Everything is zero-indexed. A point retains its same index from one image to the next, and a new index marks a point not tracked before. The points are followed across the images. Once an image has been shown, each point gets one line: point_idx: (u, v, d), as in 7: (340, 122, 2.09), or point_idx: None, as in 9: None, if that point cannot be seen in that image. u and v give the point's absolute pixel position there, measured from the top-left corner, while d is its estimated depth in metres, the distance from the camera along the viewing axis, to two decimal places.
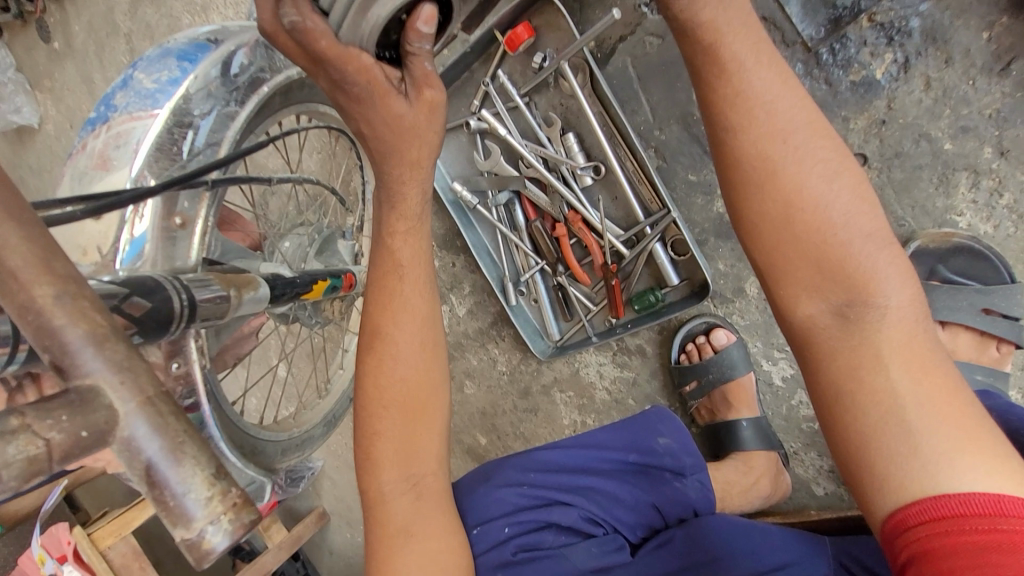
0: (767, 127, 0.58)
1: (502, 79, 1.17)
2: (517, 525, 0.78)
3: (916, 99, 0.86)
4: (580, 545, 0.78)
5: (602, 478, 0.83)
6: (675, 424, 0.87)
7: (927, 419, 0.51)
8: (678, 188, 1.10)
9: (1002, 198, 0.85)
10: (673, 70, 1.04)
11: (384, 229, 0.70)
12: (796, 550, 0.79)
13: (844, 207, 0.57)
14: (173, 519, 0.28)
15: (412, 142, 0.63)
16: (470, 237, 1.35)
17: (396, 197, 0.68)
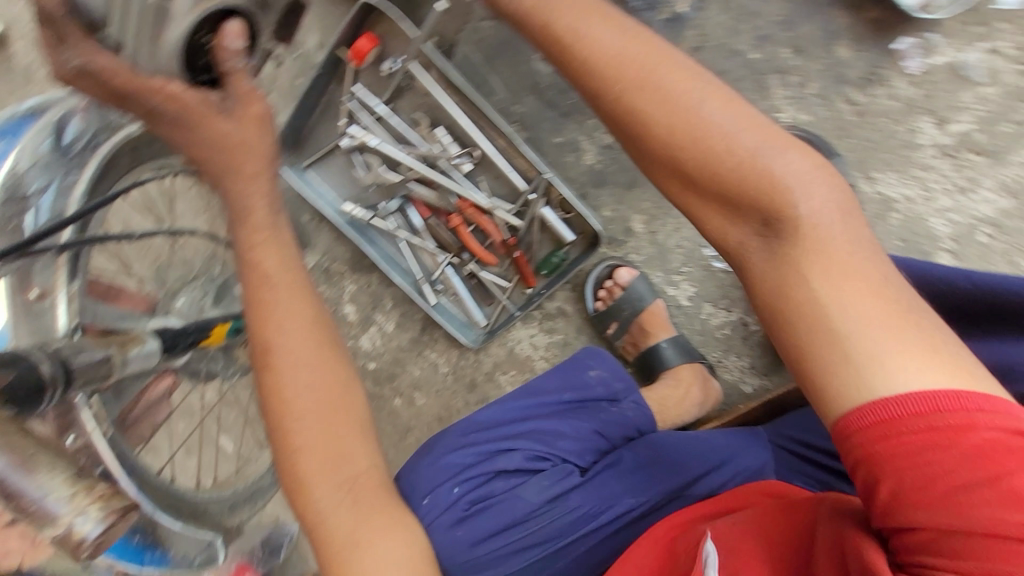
0: (641, 72, 0.58)
1: (360, 93, 1.19)
2: (467, 482, 0.82)
3: (718, 21, 0.97)
4: (530, 482, 0.82)
5: (543, 421, 0.87)
6: (600, 357, 0.95)
7: (874, 321, 0.51)
8: (549, 152, 1.16)
9: (809, 88, 0.96)
10: (513, 47, 1.11)
11: (243, 244, 0.71)
12: (731, 447, 0.91)
13: (733, 132, 0.57)
14: (42, 521, 0.37)
15: (246, 157, 0.66)
16: (374, 250, 1.35)
17: (244, 212, 0.69)
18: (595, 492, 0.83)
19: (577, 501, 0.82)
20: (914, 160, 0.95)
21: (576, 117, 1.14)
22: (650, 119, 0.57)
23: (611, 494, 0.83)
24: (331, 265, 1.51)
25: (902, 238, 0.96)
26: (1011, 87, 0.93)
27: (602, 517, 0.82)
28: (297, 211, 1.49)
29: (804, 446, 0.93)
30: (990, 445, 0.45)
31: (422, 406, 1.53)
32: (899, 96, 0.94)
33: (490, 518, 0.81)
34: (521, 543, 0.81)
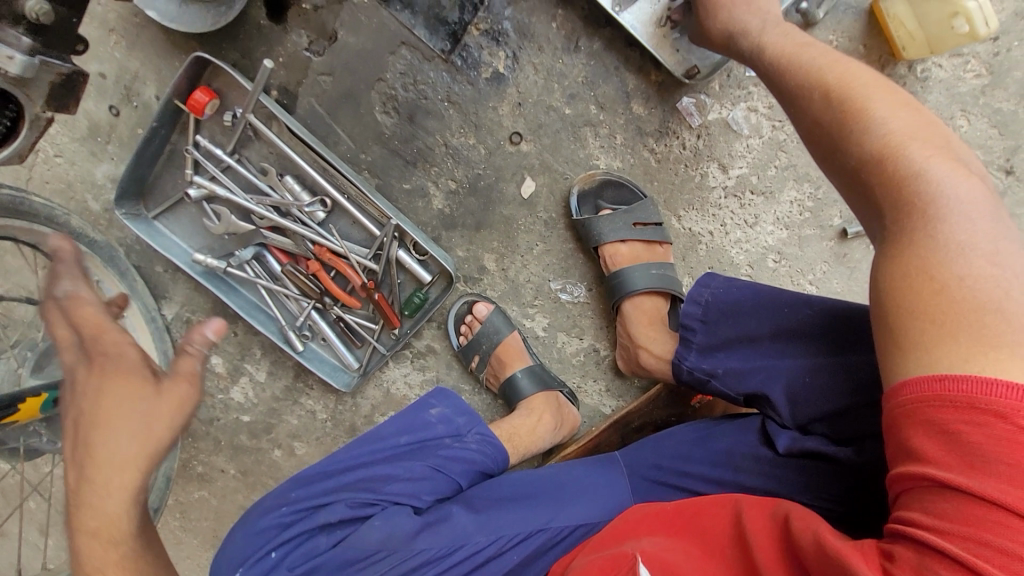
0: (832, 65, 0.72)
1: (203, 143, 1.18)
2: (284, 544, 0.84)
3: (533, 81, 1.08)
4: (356, 531, 0.84)
5: (375, 467, 0.88)
6: (445, 394, 0.97)
7: (979, 275, 0.55)
8: (399, 198, 1.19)
9: (617, 139, 1.08)
10: (352, 100, 1.14)
11: (94, 485, 0.62)
12: (588, 480, 0.92)
13: (906, 116, 0.65)
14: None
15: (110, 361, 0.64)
16: (234, 300, 1.32)
17: (107, 454, 0.62)
18: (444, 533, 0.84)
19: (419, 544, 0.83)
20: (709, 200, 1.09)
21: (421, 164, 1.17)
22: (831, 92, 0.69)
23: (459, 535, 0.84)
24: (193, 316, 1.46)
25: (708, 265, 1.12)
26: (768, 139, 1.05)
27: (453, 555, 0.83)
28: (149, 262, 1.40)
29: (660, 472, 0.91)
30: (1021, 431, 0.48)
31: (302, 455, 1.53)
32: (687, 147, 1.07)
33: (322, 574, 0.83)
34: None
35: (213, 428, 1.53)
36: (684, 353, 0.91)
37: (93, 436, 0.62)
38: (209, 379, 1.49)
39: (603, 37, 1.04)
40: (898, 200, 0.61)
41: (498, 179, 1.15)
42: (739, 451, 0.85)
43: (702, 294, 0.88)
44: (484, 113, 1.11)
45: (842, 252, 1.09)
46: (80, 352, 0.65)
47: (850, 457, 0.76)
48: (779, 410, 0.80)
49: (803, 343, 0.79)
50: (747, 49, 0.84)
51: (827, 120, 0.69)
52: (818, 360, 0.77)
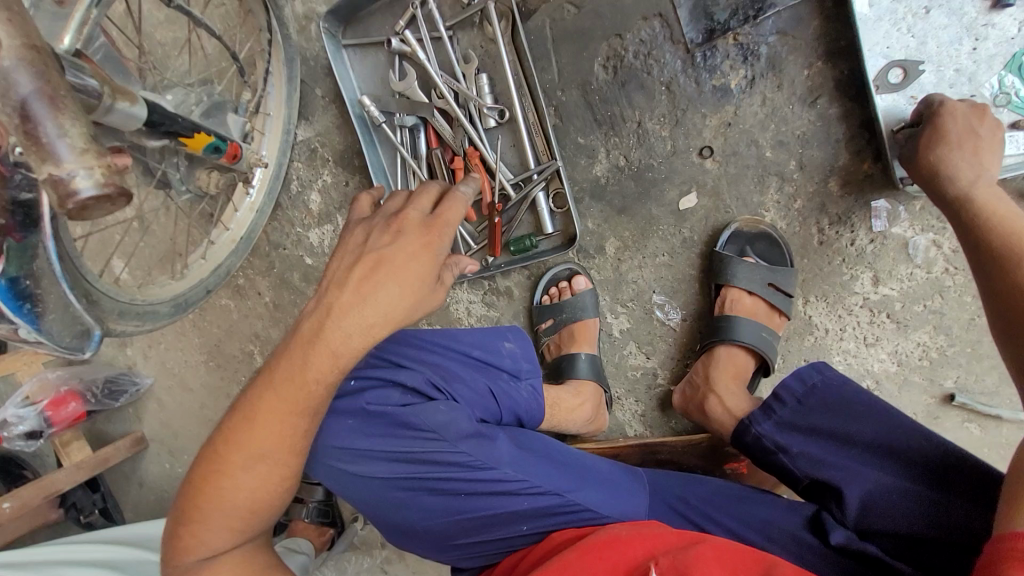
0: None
1: (430, 6, 1.22)
2: (364, 380, 0.89)
3: (754, 111, 1.08)
4: (419, 404, 0.85)
5: (452, 361, 0.93)
6: (521, 337, 1.02)
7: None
8: (567, 147, 1.23)
9: (795, 203, 1.09)
10: (582, 40, 1.17)
11: (352, 304, 0.69)
12: (612, 478, 0.90)
13: None
14: (48, 158, 0.56)
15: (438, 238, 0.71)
16: (370, 154, 1.37)
17: (377, 296, 0.68)
18: (484, 448, 0.84)
19: (464, 446, 0.83)
20: (843, 300, 1.09)
21: (606, 128, 1.20)
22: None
23: (496, 457, 0.84)
24: (320, 148, 1.52)
25: (806, 356, 1.12)
26: (933, 278, 1.04)
27: (483, 471, 0.83)
28: (314, 82, 1.47)
29: (682, 505, 0.88)
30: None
31: None
32: (855, 245, 1.07)
33: (372, 422, 0.85)
34: (395, 456, 0.84)
35: (274, 253, 1.61)
36: (758, 420, 0.93)
37: (385, 281, 0.68)
38: (300, 211, 1.56)
39: (843, 107, 1.04)
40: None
41: (665, 178, 1.17)
42: (780, 525, 0.84)
43: (808, 375, 0.90)
44: (691, 115, 1.13)
45: (936, 414, 1.08)
46: (422, 215, 0.72)
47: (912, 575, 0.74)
48: (843, 505, 0.81)
49: (887, 456, 0.82)
50: (958, 195, 0.83)
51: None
52: (898, 479, 0.80)
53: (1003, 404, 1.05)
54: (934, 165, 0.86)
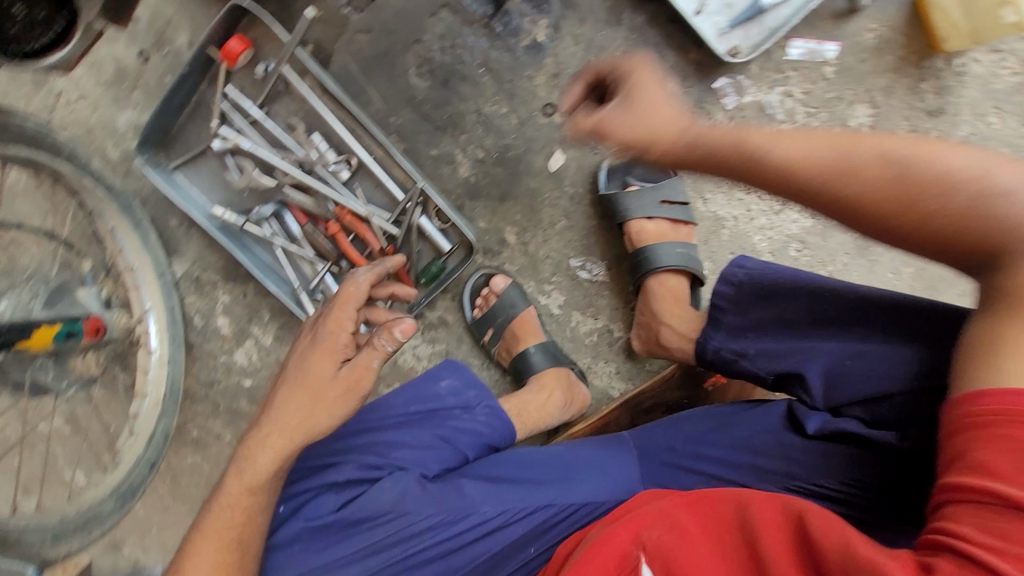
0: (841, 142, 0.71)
1: (232, 95, 1.17)
2: (297, 498, 0.85)
3: (572, 52, 1.07)
4: (362, 492, 0.83)
5: (388, 432, 0.89)
6: (455, 366, 0.96)
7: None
8: (426, 164, 1.19)
9: None
10: (388, 60, 1.13)
11: (260, 428, 0.76)
12: (599, 461, 0.89)
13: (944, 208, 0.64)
14: None
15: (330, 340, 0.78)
16: (251, 257, 1.31)
17: (279, 414, 0.75)
18: (448, 501, 0.82)
19: (422, 510, 0.81)
20: (737, 183, 1.09)
21: (450, 130, 1.16)
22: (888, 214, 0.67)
23: (467, 501, 0.82)
24: (203, 274, 1.45)
25: (730, 250, 1.12)
26: (800, 125, 1.04)
27: (456, 523, 0.81)
28: (164, 216, 1.40)
29: (672, 454, 0.88)
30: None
31: None
32: (720, 129, 1.07)
33: (322, 534, 0.83)
34: (360, 552, 0.81)
35: (212, 392, 1.53)
36: (711, 335, 0.91)
37: (285, 398, 0.76)
38: (215, 340, 1.50)
39: (646, 12, 1.03)
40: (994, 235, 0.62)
41: (527, 150, 1.15)
42: (760, 436, 0.83)
43: (733, 274, 0.87)
44: (519, 81, 1.10)
45: (864, 244, 1.10)
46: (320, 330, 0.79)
47: (895, 442, 0.72)
48: (809, 390, 0.79)
49: (840, 324, 0.78)
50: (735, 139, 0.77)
51: (879, 181, 0.68)
52: (857, 342, 0.76)
53: None
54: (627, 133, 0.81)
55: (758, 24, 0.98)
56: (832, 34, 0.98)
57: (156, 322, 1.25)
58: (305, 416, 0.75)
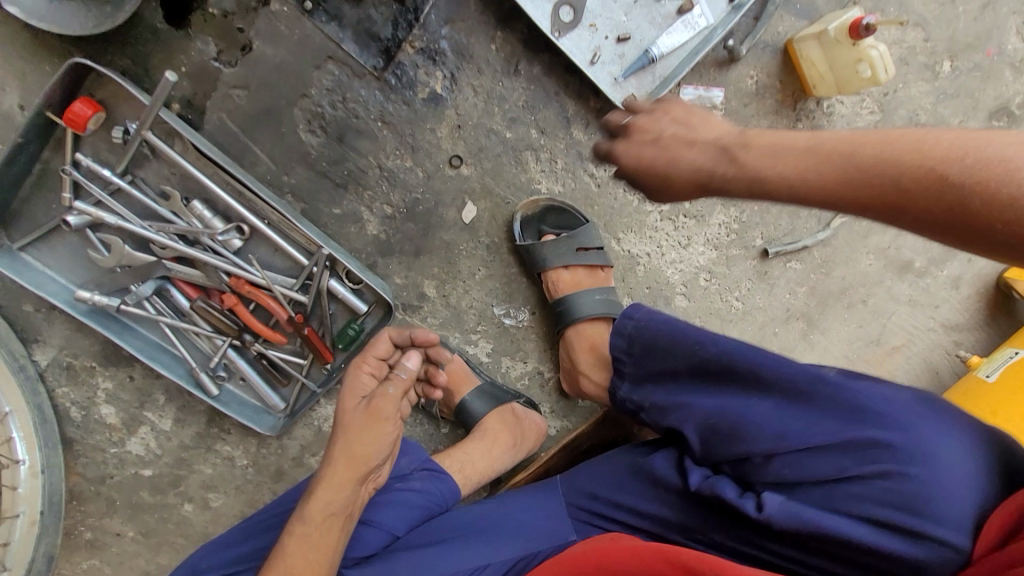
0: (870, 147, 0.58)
1: (84, 162, 1.00)
2: None
3: (472, 103, 1.04)
4: None
5: None
6: None
7: None
8: (329, 224, 1.10)
9: (558, 163, 1.08)
10: (272, 116, 1.03)
11: (300, 520, 0.80)
12: (530, 518, 0.94)
13: None
14: None
15: (365, 429, 0.83)
16: (133, 342, 1.15)
17: (328, 499, 0.81)
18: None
19: None
20: (646, 223, 1.13)
21: (352, 188, 1.08)
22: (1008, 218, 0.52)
23: None
24: (74, 361, 1.26)
25: (648, 285, 1.16)
26: None
27: None
28: (15, 302, 1.22)
29: (598, 501, 0.94)
30: None
31: (218, 508, 1.39)
32: None
33: None
34: None
35: (105, 487, 1.35)
36: (615, 387, 0.95)
37: (323, 485, 0.81)
38: (100, 432, 1.32)
39: (542, 62, 1.02)
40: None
41: (437, 203, 1.10)
42: (660, 486, 0.87)
43: (625, 325, 0.90)
44: (421, 134, 1.05)
45: (763, 270, 1.17)
46: (359, 412, 0.84)
47: (754, 514, 0.75)
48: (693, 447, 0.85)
49: (719, 379, 0.82)
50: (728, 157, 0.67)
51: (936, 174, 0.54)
52: (733, 401, 0.80)
53: (804, 234, 1.15)
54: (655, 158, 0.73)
55: (651, 73, 1.00)
56: (717, 80, 1.02)
57: (23, 430, 1.20)
58: (343, 495, 0.81)
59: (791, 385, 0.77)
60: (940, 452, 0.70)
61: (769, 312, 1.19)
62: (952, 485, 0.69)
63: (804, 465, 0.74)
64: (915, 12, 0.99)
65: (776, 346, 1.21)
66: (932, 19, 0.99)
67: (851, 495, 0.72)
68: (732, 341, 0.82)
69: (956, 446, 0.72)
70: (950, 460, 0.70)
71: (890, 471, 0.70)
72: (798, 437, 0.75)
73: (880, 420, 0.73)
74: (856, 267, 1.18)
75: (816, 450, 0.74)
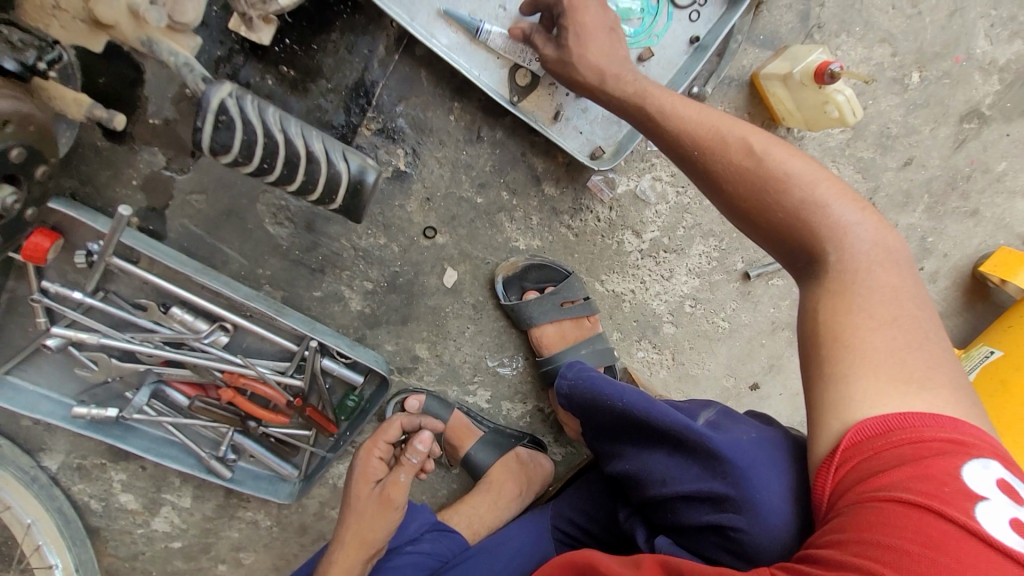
0: (709, 117, 0.73)
1: (52, 289, 0.98)
2: None
3: (438, 175, 1.02)
4: None
5: None
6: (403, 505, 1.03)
7: (874, 272, 0.65)
8: (311, 308, 1.09)
9: (533, 219, 1.08)
10: (237, 215, 1.01)
11: None
12: (525, 552, 0.99)
13: (810, 179, 0.68)
14: None
15: (383, 517, 0.85)
16: (138, 443, 1.16)
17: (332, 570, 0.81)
18: None
19: None
20: (627, 262, 1.13)
21: (329, 270, 1.07)
22: (733, 180, 0.70)
23: None
24: (84, 462, 1.28)
25: (634, 320, 1.16)
26: (673, 203, 1.10)
27: None
28: (12, 417, 1.23)
29: (576, 528, 1.01)
30: (909, 468, 0.55)
31: (251, 564, 1.44)
32: (601, 220, 1.09)
33: None
34: None
35: (138, 561, 1.39)
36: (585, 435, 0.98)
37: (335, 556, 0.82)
38: (123, 519, 1.35)
39: (505, 125, 1.02)
40: (783, 209, 0.68)
41: (417, 273, 1.09)
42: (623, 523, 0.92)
43: (563, 385, 0.97)
44: (391, 212, 1.04)
45: (747, 290, 1.18)
46: (371, 489, 0.87)
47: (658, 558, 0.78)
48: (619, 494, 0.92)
49: (613, 426, 0.87)
50: (632, 93, 0.77)
51: (734, 159, 0.70)
52: (627, 452, 0.85)
53: None
54: (592, 64, 0.78)
55: (618, 123, 0.99)
56: None
57: (49, 536, 1.25)
58: (350, 566, 0.82)
59: (655, 435, 0.80)
60: (772, 499, 0.70)
61: (755, 327, 1.21)
62: (778, 529, 0.70)
63: (672, 511, 0.78)
64: (880, 28, 0.99)
65: (765, 356, 1.23)
66: (899, 33, 0.99)
67: (705, 540, 0.75)
68: (621, 391, 0.85)
69: (784, 493, 0.71)
70: (778, 508, 0.70)
71: (723, 521, 0.72)
72: (662, 485, 0.78)
73: (713, 469, 0.73)
74: None
75: (676, 497, 0.77)
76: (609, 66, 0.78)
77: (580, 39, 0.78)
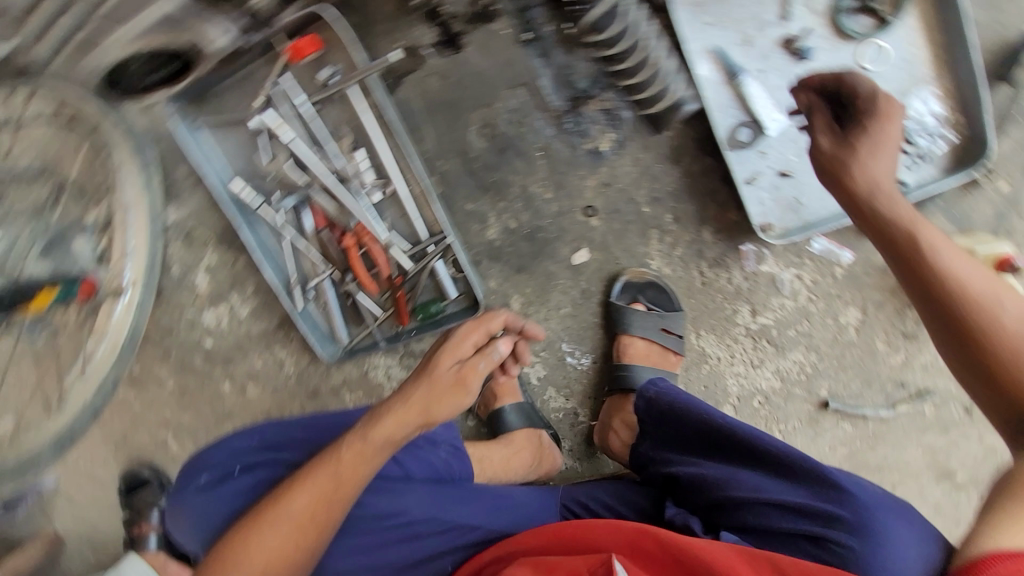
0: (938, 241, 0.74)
1: (288, 84, 1.14)
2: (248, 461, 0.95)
3: (626, 171, 1.15)
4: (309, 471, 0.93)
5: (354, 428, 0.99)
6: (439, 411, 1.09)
7: None
8: (457, 214, 1.20)
9: (676, 250, 1.17)
10: (455, 110, 1.15)
11: (363, 427, 0.86)
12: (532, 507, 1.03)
13: None
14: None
15: (450, 396, 0.86)
16: (251, 238, 1.26)
17: (392, 419, 0.85)
18: (386, 500, 0.95)
19: (364, 500, 0.94)
20: (730, 331, 1.19)
21: (492, 193, 1.18)
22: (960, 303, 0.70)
23: (403, 504, 0.95)
24: (195, 231, 1.36)
25: (705, 384, 1.21)
26: (799, 305, 1.17)
27: (388, 519, 0.94)
28: None
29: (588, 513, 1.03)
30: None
31: (251, 401, 1.41)
32: (732, 283, 1.17)
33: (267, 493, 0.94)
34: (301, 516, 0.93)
35: (167, 340, 1.40)
36: (639, 444, 1.05)
37: (391, 409, 0.85)
38: (186, 294, 1.37)
39: (703, 163, 1.13)
40: (1006, 360, 0.68)
41: (557, 237, 1.19)
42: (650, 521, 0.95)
43: (645, 390, 1.04)
44: (571, 176, 1.16)
45: (817, 417, 1.20)
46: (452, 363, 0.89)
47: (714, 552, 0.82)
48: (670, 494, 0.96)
49: (701, 439, 0.95)
50: (882, 192, 0.78)
51: (970, 293, 0.71)
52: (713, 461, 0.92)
53: (868, 404, 1.20)
54: (863, 164, 0.80)
55: (796, 213, 1.08)
56: (850, 243, 1.15)
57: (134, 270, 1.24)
58: (401, 425, 0.85)
59: (763, 452, 0.87)
60: (892, 535, 0.76)
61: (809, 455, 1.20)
62: (892, 562, 0.75)
63: (761, 517, 0.83)
64: None
65: None
66: None
67: (797, 549, 0.80)
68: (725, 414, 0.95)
69: (906, 538, 0.77)
70: (898, 545, 0.76)
71: (834, 536, 0.77)
72: (760, 492, 0.84)
73: (832, 490, 0.81)
74: (902, 453, 1.19)
75: (773, 507, 0.82)
76: (876, 167, 0.79)
77: (871, 153, 0.80)
